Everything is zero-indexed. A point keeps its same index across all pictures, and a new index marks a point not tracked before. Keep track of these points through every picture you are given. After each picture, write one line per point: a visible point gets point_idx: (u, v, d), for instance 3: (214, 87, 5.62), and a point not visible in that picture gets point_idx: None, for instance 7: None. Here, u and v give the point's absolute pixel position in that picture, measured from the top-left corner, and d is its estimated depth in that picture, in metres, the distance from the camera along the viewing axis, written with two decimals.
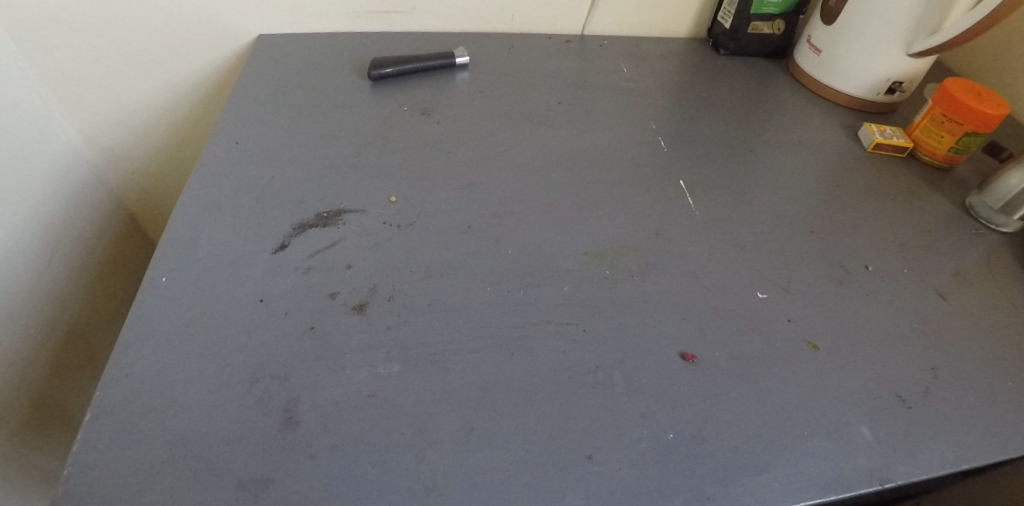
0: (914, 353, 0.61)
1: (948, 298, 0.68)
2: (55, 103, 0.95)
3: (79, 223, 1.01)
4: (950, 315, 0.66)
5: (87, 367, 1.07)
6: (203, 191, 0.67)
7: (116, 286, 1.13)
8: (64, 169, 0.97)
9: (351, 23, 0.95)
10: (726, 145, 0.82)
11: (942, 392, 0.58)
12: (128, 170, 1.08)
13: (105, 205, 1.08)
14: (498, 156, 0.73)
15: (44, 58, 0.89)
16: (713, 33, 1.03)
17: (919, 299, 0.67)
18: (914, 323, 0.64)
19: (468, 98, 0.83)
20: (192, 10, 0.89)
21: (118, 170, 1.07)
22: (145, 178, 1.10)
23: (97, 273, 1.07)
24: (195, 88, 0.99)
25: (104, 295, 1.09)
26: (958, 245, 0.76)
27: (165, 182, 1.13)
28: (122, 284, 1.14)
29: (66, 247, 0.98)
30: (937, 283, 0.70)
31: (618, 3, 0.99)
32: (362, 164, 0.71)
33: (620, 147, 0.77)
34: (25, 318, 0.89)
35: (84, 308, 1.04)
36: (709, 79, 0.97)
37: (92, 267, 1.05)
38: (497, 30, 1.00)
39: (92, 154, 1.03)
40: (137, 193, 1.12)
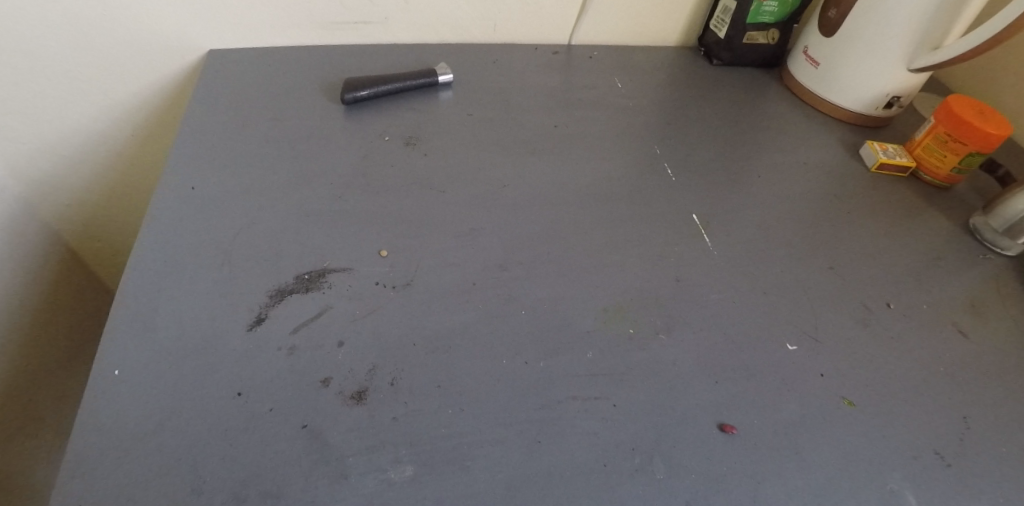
0: (963, 396, 0.57)
1: (987, 323, 0.64)
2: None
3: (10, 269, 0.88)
4: (993, 348, 0.61)
5: (22, 426, 0.95)
6: (159, 253, 0.57)
7: (56, 331, 1.00)
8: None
9: (316, 36, 0.85)
10: (733, 167, 0.77)
11: (997, 440, 0.54)
12: (65, 201, 0.95)
13: (40, 243, 0.95)
14: (495, 195, 0.66)
15: None
16: (704, 43, 0.99)
17: (958, 331, 0.62)
18: (958, 361, 0.60)
19: (455, 123, 0.76)
20: (129, 26, 0.77)
21: (54, 202, 0.94)
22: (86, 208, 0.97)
23: (31, 321, 0.94)
24: (139, 111, 0.87)
25: (41, 344, 0.96)
26: (986, 264, 0.71)
27: (109, 212, 1.00)
28: (63, 327, 1.02)
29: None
30: (971, 309, 0.65)
31: (607, 12, 0.93)
32: (344, 210, 0.63)
33: (624, 178, 0.71)
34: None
35: (16, 362, 0.91)
36: (705, 92, 0.92)
37: (26, 315, 0.93)
38: (478, 41, 0.92)
39: (22, 188, 0.90)
40: (77, 225, 0.99)
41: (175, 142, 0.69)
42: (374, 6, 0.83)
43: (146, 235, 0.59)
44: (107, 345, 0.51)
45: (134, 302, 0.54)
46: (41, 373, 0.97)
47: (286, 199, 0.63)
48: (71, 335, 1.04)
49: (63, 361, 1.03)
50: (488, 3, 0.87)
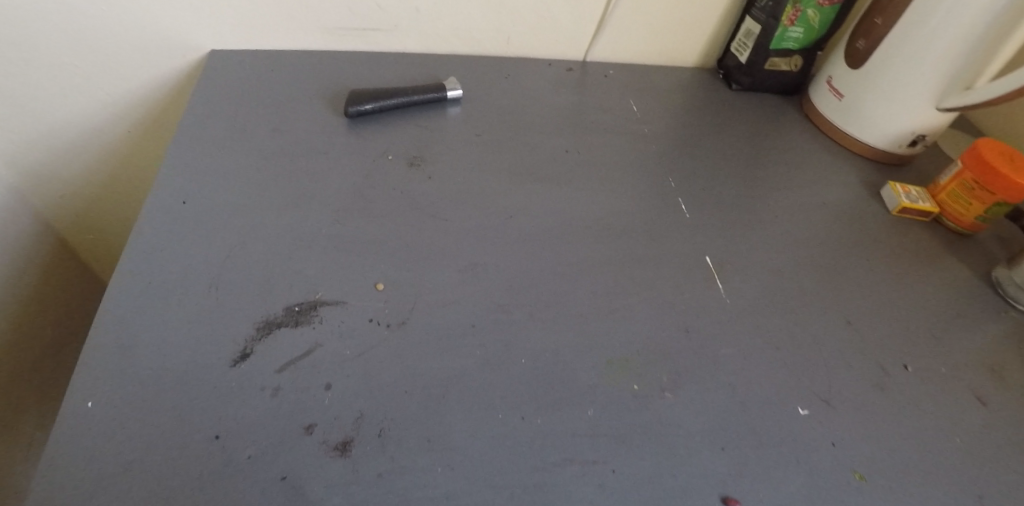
0: (981, 472, 0.54)
1: (1011, 391, 0.61)
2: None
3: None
4: (1016, 419, 0.58)
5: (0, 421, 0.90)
6: (145, 272, 0.54)
7: (39, 322, 0.96)
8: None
9: (321, 40, 0.82)
10: (750, 204, 0.74)
11: None
12: (58, 194, 0.92)
13: (30, 231, 0.92)
14: (501, 227, 0.63)
15: None
16: (724, 66, 0.95)
17: (980, 399, 0.59)
18: (977, 433, 0.56)
19: (462, 143, 0.72)
20: (126, 21, 0.74)
21: (47, 192, 0.91)
22: (80, 201, 0.95)
23: (15, 312, 0.90)
24: (137, 108, 0.84)
25: (22, 336, 0.92)
26: (1010, 322, 0.68)
27: (103, 206, 0.97)
28: (47, 318, 0.98)
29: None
30: (994, 373, 0.62)
31: (626, 28, 0.89)
32: (340, 235, 0.60)
33: (635, 213, 0.68)
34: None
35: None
36: (723, 119, 0.88)
37: (10, 305, 0.89)
38: (490, 54, 0.88)
39: (14, 176, 0.87)
40: (70, 215, 0.96)
41: (168, 150, 0.65)
42: (384, 13, 0.80)
43: (132, 251, 0.56)
44: (82, 374, 0.48)
45: (114, 325, 0.51)
46: (21, 366, 0.93)
47: (281, 220, 0.60)
48: (56, 327, 1.00)
49: (46, 354, 0.99)
50: (503, 15, 0.83)
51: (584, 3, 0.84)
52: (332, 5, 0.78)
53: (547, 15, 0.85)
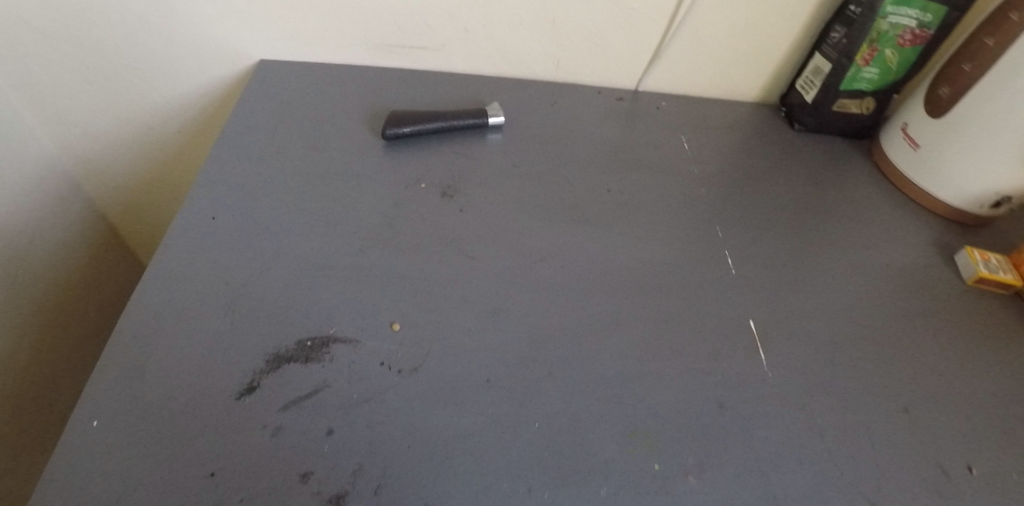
0: None
1: None
2: (23, 108, 0.81)
3: (39, 242, 0.87)
4: None
5: (41, 403, 0.92)
6: (165, 290, 0.54)
7: (78, 307, 0.98)
8: (28, 182, 0.84)
9: (368, 56, 0.81)
10: (803, 262, 0.68)
11: None
12: (111, 187, 0.95)
13: (77, 219, 0.95)
14: (529, 270, 0.60)
15: (15, 65, 0.76)
16: (787, 103, 0.89)
17: None
18: None
19: (498, 174, 0.69)
20: (179, 28, 0.75)
21: (98, 183, 0.94)
22: (129, 195, 0.97)
23: (56, 296, 0.92)
24: (186, 111, 0.85)
25: (62, 321, 0.95)
26: None
27: (151, 202, 0.99)
28: (88, 305, 1.00)
29: (22, 270, 0.85)
30: None
31: (683, 58, 0.84)
32: (362, 267, 0.58)
33: (675, 264, 0.64)
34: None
35: (36, 337, 0.89)
36: (782, 162, 0.82)
37: (50, 289, 0.91)
38: (539, 77, 0.85)
39: (67, 163, 0.90)
40: (119, 206, 0.99)
41: (205, 161, 0.65)
42: (432, 32, 0.78)
43: (155, 267, 0.55)
44: (93, 392, 0.48)
45: (129, 344, 0.50)
46: (61, 350, 0.95)
47: (305, 245, 0.59)
48: (96, 314, 1.03)
49: (84, 339, 1.01)
50: (554, 39, 0.80)
51: (640, 31, 0.80)
52: (380, 21, 0.76)
53: (600, 42, 0.81)
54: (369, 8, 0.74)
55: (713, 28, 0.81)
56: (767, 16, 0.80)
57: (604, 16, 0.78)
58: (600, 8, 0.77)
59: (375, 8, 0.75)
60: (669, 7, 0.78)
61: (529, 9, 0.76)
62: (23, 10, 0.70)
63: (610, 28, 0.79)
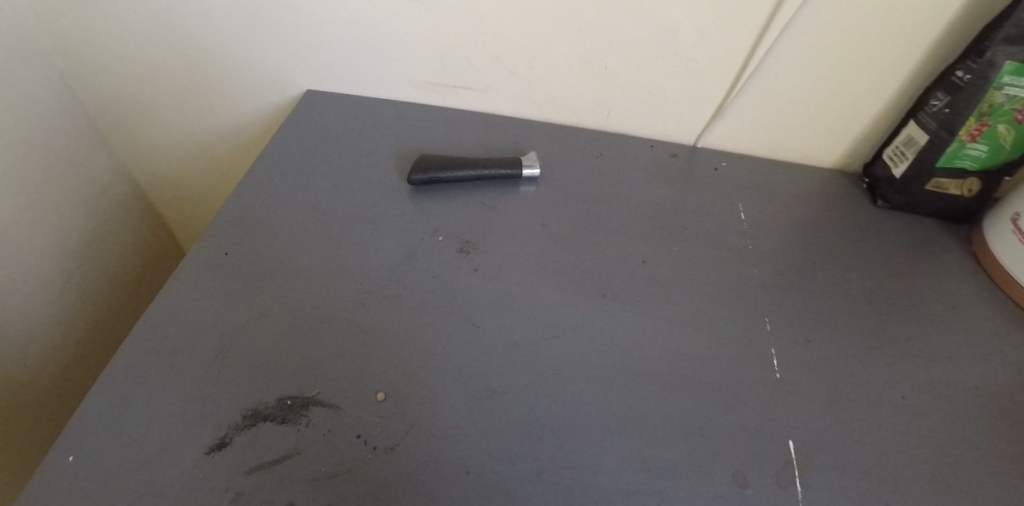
0: None
1: None
2: (95, 111, 0.87)
3: (94, 235, 0.91)
4: None
5: (73, 391, 0.91)
6: (162, 325, 0.53)
7: (123, 303, 1.00)
8: (88, 179, 0.88)
9: (410, 93, 0.79)
10: (864, 373, 0.58)
11: None
12: (167, 192, 1.00)
13: (132, 219, 0.99)
14: (537, 346, 0.55)
15: (92, 80, 0.83)
16: (870, 175, 0.78)
17: None
18: None
19: (523, 233, 0.64)
20: (235, 52, 0.77)
21: (157, 186, 0.99)
22: (183, 202, 1.02)
23: (104, 288, 0.95)
24: (237, 131, 0.88)
25: (105, 313, 0.96)
26: None
27: (201, 210, 1.03)
28: (132, 303, 1.02)
29: (78, 258, 0.88)
30: None
31: (750, 116, 0.76)
32: (360, 323, 0.54)
33: (705, 359, 0.56)
34: (6, 328, 0.77)
35: (77, 323, 0.90)
36: (855, 245, 0.72)
37: (100, 280, 0.94)
38: (587, 126, 0.80)
39: (129, 165, 0.95)
40: (173, 211, 1.04)
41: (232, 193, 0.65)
42: (476, 72, 0.75)
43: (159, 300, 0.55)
44: (73, 425, 0.47)
45: (117, 379, 0.50)
46: (99, 342, 0.96)
47: (307, 292, 0.56)
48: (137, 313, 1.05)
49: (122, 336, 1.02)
50: (605, 88, 0.75)
51: (702, 85, 0.73)
52: (424, 59, 0.74)
53: (655, 93, 0.75)
54: (414, 45, 0.73)
55: (788, 86, 0.72)
56: (853, 77, 0.71)
57: (662, 67, 0.72)
58: (657, 59, 0.71)
59: (420, 45, 0.73)
60: (738, 62, 0.71)
61: (579, 55, 0.71)
62: (99, 23, 0.76)
63: (668, 79, 0.73)
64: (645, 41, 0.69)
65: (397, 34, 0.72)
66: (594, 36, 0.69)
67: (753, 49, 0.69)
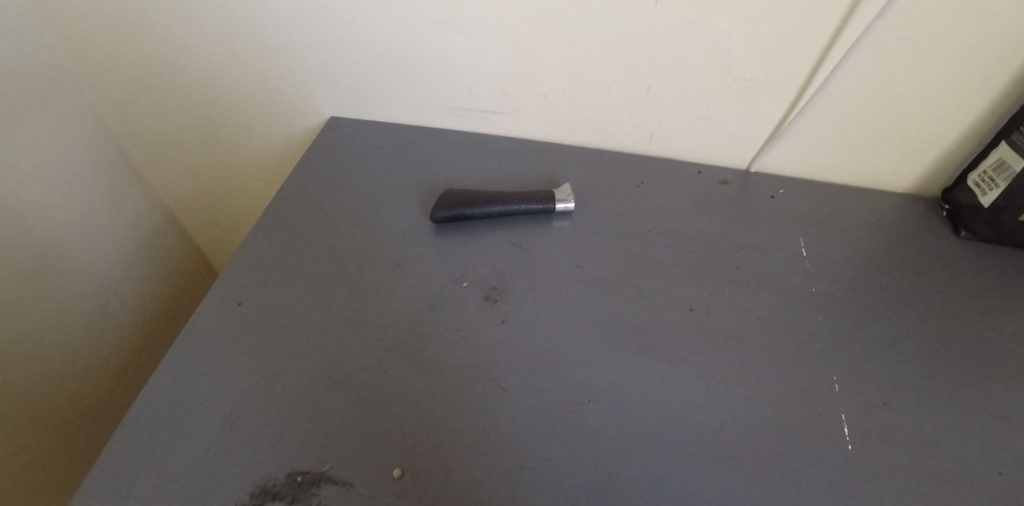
0: None
1: None
2: (126, 144, 0.86)
3: (121, 266, 0.88)
4: None
5: (97, 423, 0.88)
6: (172, 385, 0.50)
7: (151, 332, 0.97)
8: (117, 211, 0.86)
9: (437, 118, 0.75)
10: (935, 449, 0.52)
11: None
12: (196, 215, 0.97)
13: (164, 248, 0.97)
14: (569, 414, 0.49)
15: (119, 111, 0.81)
16: (952, 201, 0.69)
17: None
18: None
19: (556, 277, 0.59)
20: (257, 79, 0.74)
21: (186, 209, 0.96)
22: (212, 225, 0.98)
23: (128, 316, 0.92)
24: (262, 157, 0.85)
25: (132, 343, 0.93)
26: None
27: (230, 231, 0.99)
28: (159, 330, 0.99)
29: (100, 286, 0.85)
30: None
31: (812, 138, 0.68)
32: (376, 385, 0.50)
33: (759, 430, 0.51)
34: (22, 358, 0.74)
35: (99, 352, 0.87)
36: (930, 287, 0.64)
37: (127, 310, 0.91)
38: (626, 150, 0.74)
39: (163, 195, 0.94)
40: (203, 233, 1.00)
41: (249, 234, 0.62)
42: (505, 96, 0.70)
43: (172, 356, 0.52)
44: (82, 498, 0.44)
45: (121, 452, 0.46)
46: (125, 372, 0.93)
47: (321, 346, 0.53)
48: (165, 342, 1.02)
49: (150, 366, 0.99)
50: (646, 110, 0.68)
51: (758, 105, 0.66)
52: (451, 83, 0.70)
53: (704, 115, 0.68)
54: (440, 68, 0.69)
55: (857, 105, 0.64)
56: (934, 94, 0.62)
57: (710, 87, 0.65)
58: (707, 78, 0.64)
59: (447, 68, 0.69)
60: (799, 80, 0.63)
61: (618, 76, 0.66)
62: (126, 56, 0.74)
63: (718, 100, 0.66)
64: (693, 59, 0.63)
65: (422, 57, 0.68)
66: (635, 55, 0.64)
67: (818, 65, 0.62)
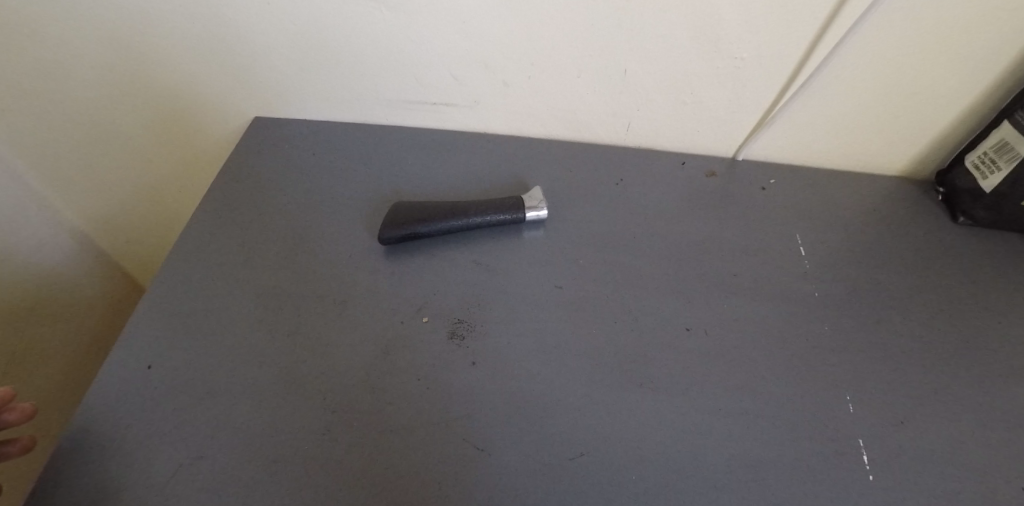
0: None
1: None
2: (14, 160, 0.70)
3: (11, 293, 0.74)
4: None
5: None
6: (84, 476, 0.45)
7: (55, 377, 0.82)
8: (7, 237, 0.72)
9: (386, 113, 0.66)
10: (960, 469, 0.47)
11: None
12: (106, 225, 0.81)
13: (72, 277, 0.82)
14: (557, 471, 0.45)
15: None
16: (948, 185, 0.63)
17: None
18: None
19: (528, 303, 0.54)
20: (165, 76, 0.63)
21: (92, 220, 0.80)
22: (126, 233, 0.83)
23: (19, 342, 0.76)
24: (182, 161, 0.73)
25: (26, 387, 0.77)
26: None
27: (149, 236, 0.84)
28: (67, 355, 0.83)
29: None
30: None
31: (805, 122, 0.62)
32: (324, 457, 0.45)
33: (763, 464, 0.47)
34: None
35: None
36: (939, 279, 0.59)
37: (21, 343, 0.76)
38: (601, 141, 0.67)
39: (65, 212, 0.78)
40: (118, 244, 0.84)
41: (166, 277, 0.55)
42: (461, 86, 0.61)
43: (78, 442, 0.46)
44: None
45: None
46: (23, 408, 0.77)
47: (253, 413, 0.47)
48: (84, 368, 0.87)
49: (56, 415, 0.83)
50: (623, 97, 0.61)
51: (748, 88, 0.59)
52: (397, 75, 0.61)
53: (689, 100, 0.60)
54: (382, 58, 0.60)
55: (856, 85, 0.58)
56: (937, 72, 0.56)
57: (696, 65, 0.57)
58: (691, 58, 0.56)
59: (390, 56, 0.59)
60: (795, 59, 0.56)
61: (589, 60, 0.57)
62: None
63: (703, 82, 0.58)
64: (676, 37, 0.55)
65: (360, 46, 0.59)
66: (609, 33, 0.55)
67: (817, 41, 0.54)
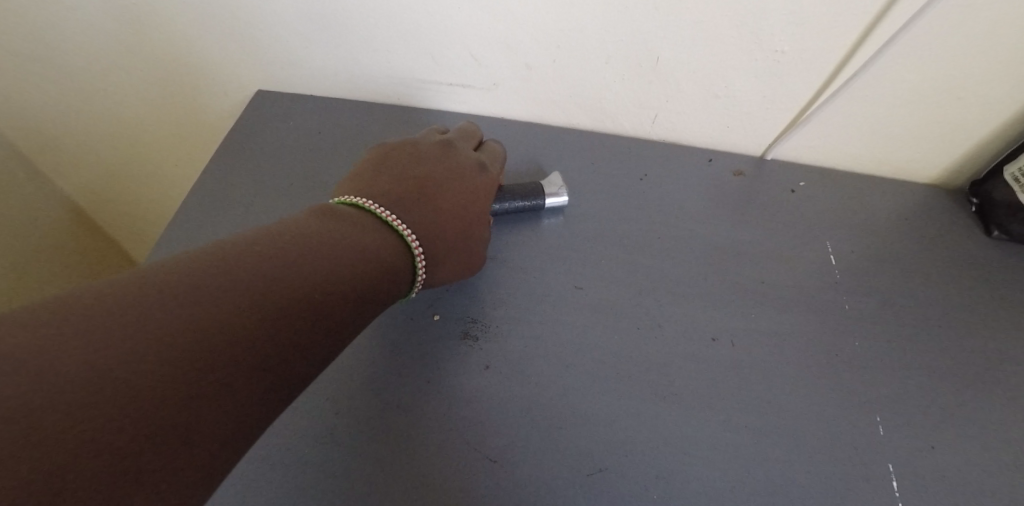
0: None
1: None
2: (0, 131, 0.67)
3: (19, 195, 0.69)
4: None
5: None
6: None
7: None
8: None
9: (400, 92, 0.63)
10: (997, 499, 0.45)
11: None
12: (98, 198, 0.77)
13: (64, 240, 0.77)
14: (574, 487, 0.42)
15: None
16: (982, 195, 0.60)
17: None
18: None
19: (545, 303, 0.51)
20: (162, 46, 0.59)
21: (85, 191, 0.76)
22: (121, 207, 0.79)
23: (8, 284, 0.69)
24: (181, 135, 0.70)
25: None
26: None
27: (147, 211, 0.80)
28: None
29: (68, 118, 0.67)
30: None
31: (842, 125, 0.59)
32: (329, 464, 0.43)
33: (792, 487, 0.44)
34: None
35: None
36: (975, 294, 0.56)
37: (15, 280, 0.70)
38: (625, 132, 0.63)
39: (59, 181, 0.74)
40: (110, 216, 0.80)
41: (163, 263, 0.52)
42: (480, 67, 0.58)
43: None
44: None
45: None
46: None
47: None
48: None
49: None
50: (652, 86, 0.57)
51: (784, 86, 0.55)
52: (413, 52, 0.57)
53: (721, 94, 0.57)
54: (396, 34, 0.56)
55: (902, 87, 0.54)
56: (992, 76, 0.52)
57: (733, 56, 0.53)
58: (729, 47, 0.53)
59: (406, 30, 0.55)
60: (839, 55, 0.52)
61: (620, 45, 0.54)
62: None
63: (738, 74, 0.55)
64: (713, 24, 0.51)
65: (372, 20, 0.55)
66: (643, 16, 0.51)
67: (863, 39, 0.51)
